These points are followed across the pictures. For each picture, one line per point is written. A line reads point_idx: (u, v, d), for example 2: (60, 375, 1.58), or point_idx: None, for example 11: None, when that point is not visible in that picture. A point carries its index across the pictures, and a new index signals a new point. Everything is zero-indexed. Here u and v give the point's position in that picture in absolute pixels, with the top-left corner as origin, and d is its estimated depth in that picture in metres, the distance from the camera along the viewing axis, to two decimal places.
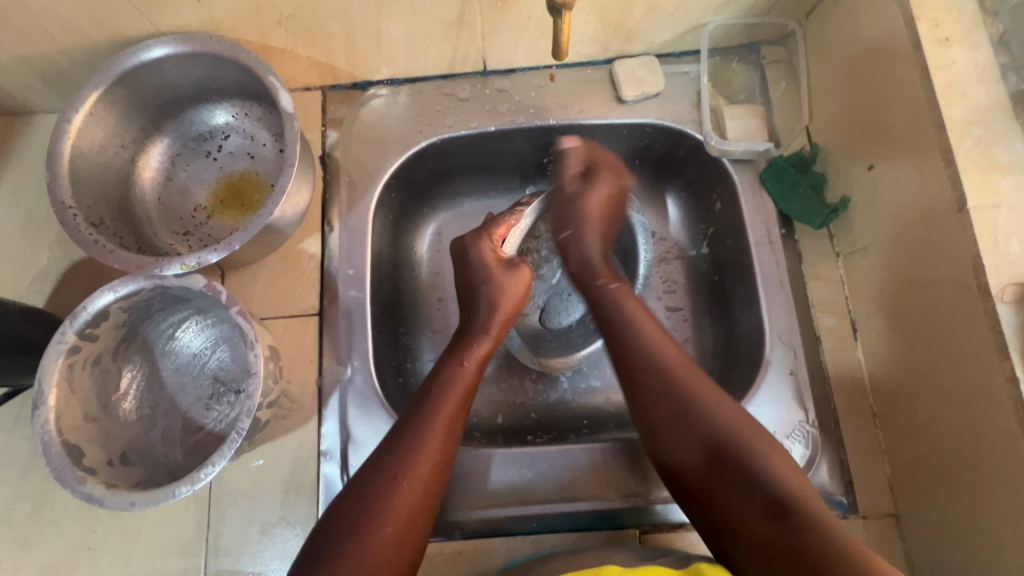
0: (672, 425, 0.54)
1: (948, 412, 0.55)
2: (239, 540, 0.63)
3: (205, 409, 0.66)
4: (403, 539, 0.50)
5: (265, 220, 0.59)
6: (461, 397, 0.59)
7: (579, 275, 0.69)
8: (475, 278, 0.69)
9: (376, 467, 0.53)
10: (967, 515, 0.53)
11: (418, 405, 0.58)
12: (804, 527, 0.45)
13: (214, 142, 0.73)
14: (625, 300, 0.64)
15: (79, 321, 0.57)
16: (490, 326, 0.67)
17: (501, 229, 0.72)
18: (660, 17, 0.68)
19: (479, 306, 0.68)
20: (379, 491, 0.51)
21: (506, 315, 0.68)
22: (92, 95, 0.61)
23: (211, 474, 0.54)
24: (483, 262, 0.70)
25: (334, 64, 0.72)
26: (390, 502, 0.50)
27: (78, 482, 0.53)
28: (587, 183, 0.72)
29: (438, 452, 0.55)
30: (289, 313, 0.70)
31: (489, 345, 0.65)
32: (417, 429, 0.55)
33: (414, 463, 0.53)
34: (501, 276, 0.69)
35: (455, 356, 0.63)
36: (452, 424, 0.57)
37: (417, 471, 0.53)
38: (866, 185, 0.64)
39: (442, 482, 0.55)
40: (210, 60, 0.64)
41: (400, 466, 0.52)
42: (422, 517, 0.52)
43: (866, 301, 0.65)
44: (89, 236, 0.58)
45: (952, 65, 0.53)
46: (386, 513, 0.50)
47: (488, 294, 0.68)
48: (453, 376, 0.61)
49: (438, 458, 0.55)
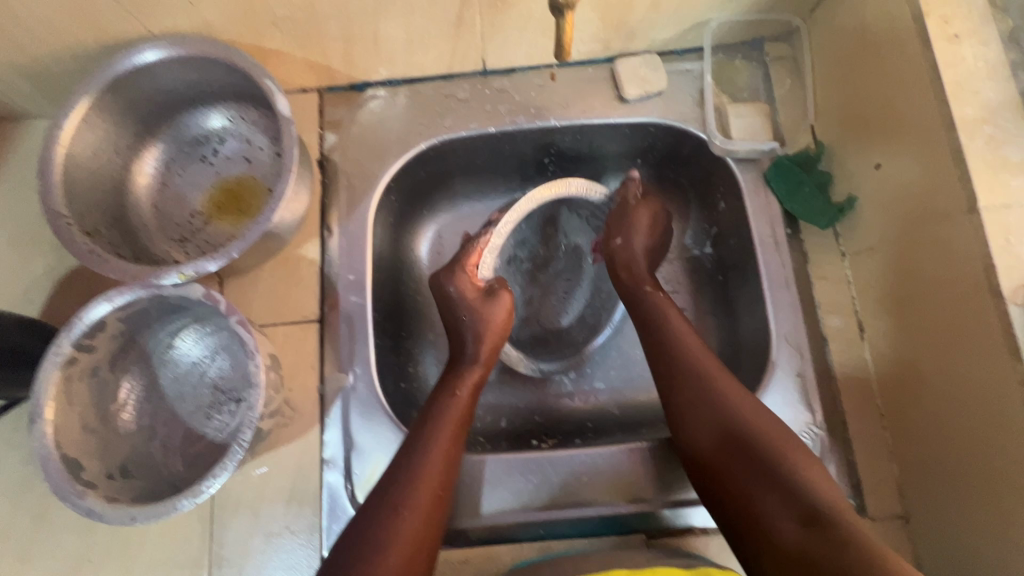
0: (708, 436, 0.54)
1: (959, 415, 0.54)
2: (243, 550, 0.63)
3: (206, 418, 0.65)
4: (408, 568, 0.49)
5: (263, 227, 0.58)
6: (456, 423, 0.59)
7: (626, 276, 0.69)
8: (456, 311, 0.69)
9: (377, 500, 0.52)
10: (979, 519, 0.53)
11: (418, 433, 0.58)
12: (843, 538, 0.43)
13: (209, 146, 0.72)
14: (667, 308, 0.64)
15: (76, 333, 0.56)
16: (479, 351, 0.66)
17: (473, 259, 0.70)
18: (663, 14, 0.67)
19: (467, 338, 0.67)
20: (383, 519, 0.50)
21: (491, 343, 0.67)
22: (84, 101, 0.59)
23: (213, 487, 0.53)
24: (461, 295, 0.69)
25: (331, 66, 0.70)
26: (392, 531, 0.50)
27: (78, 497, 0.52)
28: (622, 189, 0.72)
29: (436, 483, 0.54)
30: (289, 320, 0.69)
31: (479, 374, 0.65)
32: (413, 459, 0.55)
33: (414, 494, 0.52)
34: (482, 305, 0.68)
35: (445, 387, 0.63)
36: (450, 451, 0.57)
37: (418, 501, 0.52)
38: (873, 184, 0.63)
39: (442, 513, 0.54)
40: (204, 63, 0.63)
41: (400, 498, 0.52)
42: (425, 547, 0.51)
43: (873, 302, 0.64)
44: (84, 246, 0.57)
45: (962, 62, 0.52)
46: (388, 543, 0.49)
47: (471, 324, 0.68)
48: (445, 404, 0.60)
49: (436, 489, 0.54)
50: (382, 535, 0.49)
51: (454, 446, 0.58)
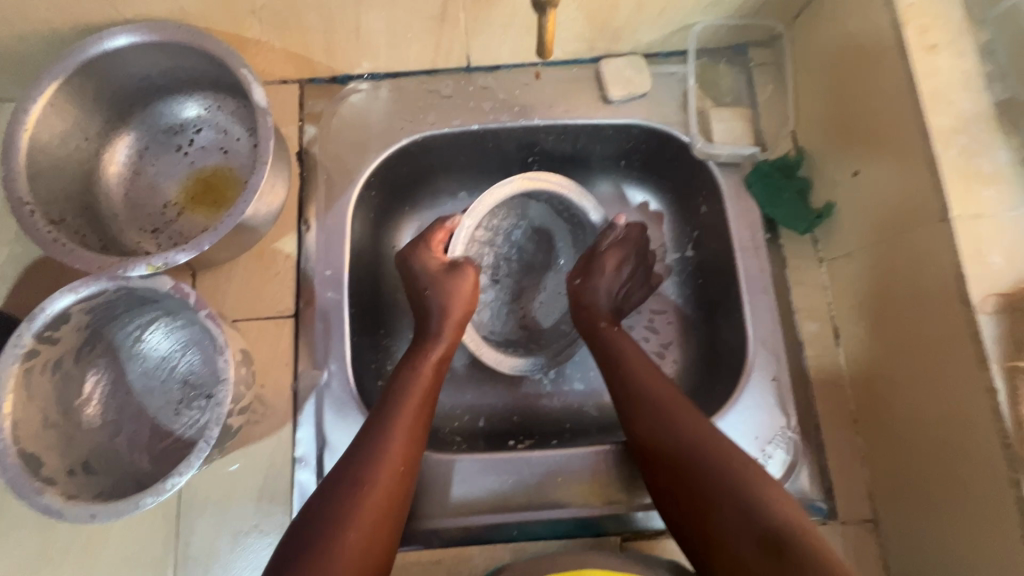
0: (657, 445, 0.56)
1: (928, 420, 0.55)
2: (209, 550, 0.61)
3: (174, 414, 0.64)
4: (372, 545, 0.50)
5: (236, 219, 0.57)
6: (421, 403, 0.59)
7: (584, 321, 0.69)
8: (421, 284, 0.68)
9: (339, 475, 0.53)
10: (948, 525, 0.53)
11: (376, 412, 0.58)
12: (802, 559, 0.44)
13: (185, 135, 0.70)
14: (621, 343, 0.65)
15: (37, 324, 0.54)
16: (443, 329, 0.66)
17: (438, 236, 0.70)
18: (648, 16, 0.67)
19: (431, 311, 0.67)
20: (343, 499, 0.50)
21: (457, 321, 0.66)
22: (51, 85, 0.57)
23: (177, 484, 0.51)
24: (426, 270, 0.68)
25: (312, 57, 0.69)
26: (358, 506, 0.50)
27: (35, 494, 0.50)
28: (609, 248, 0.70)
29: (400, 457, 0.55)
30: (263, 316, 0.67)
31: (444, 349, 0.65)
32: (376, 433, 0.55)
33: (376, 470, 0.53)
34: (450, 283, 0.67)
35: (410, 362, 0.63)
36: (415, 429, 0.57)
37: (380, 477, 0.53)
38: (851, 192, 0.63)
39: (408, 486, 0.55)
40: (179, 50, 0.61)
41: (364, 471, 0.52)
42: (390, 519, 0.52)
43: (848, 308, 0.65)
44: (48, 235, 0.55)
45: (938, 72, 0.53)
46: (353, 517, 0.50)
47: (436, 300, 0.67)
48: (406, 383, 0.60)
49: (401, 461, 0.55)
50: (348, 511, 0.50)
51: (420, 421, 0.58)
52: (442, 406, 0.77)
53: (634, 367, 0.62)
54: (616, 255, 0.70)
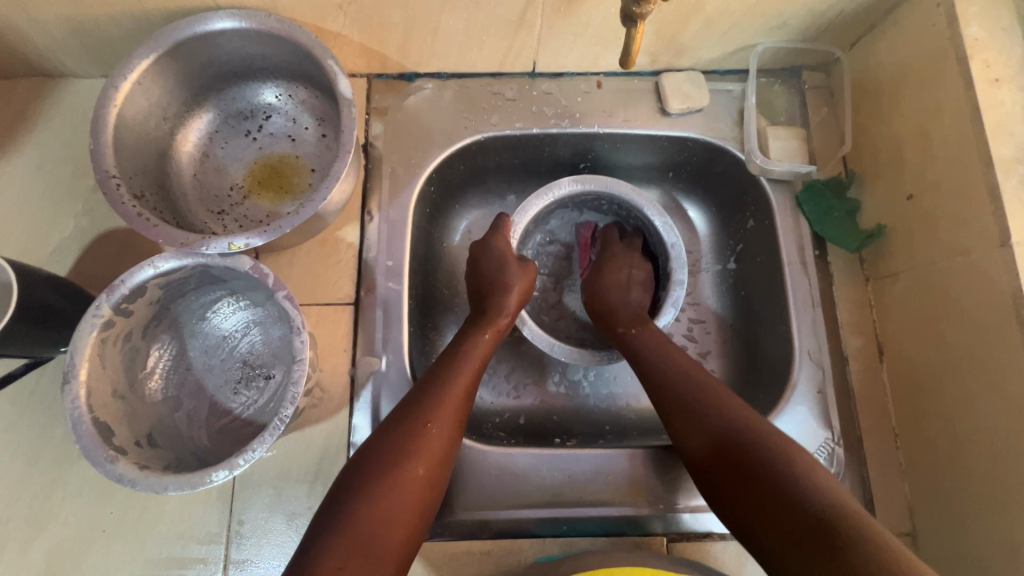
0: (701, 443, 0.55)
1: (977, 437, 0.57)
2: (263, 528, 0.62)
3: (233, 393, 0.64)
4: (428, 484, 0.54)
5: (316, 205, 0.58)
6: (478, 364, 0.63)
7: (600, 316, 0.72)
8: (493, 267, 0.71)
9: (401, 419, 0.56)
10: (991, 538, 0.55)
11: (441, 367, 0.62)
12: None
13: (255, 121, 0.72)
14: (665, 343, 0.65)
15: (116, 295, 0.55)
16: (506, 302, 0.69)
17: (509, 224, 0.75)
18: (714, 35, 0.70)
19: (494, 285, 0.70)
20: (409, 440, 0.54)
21: (520, 297, 0.70)
22: (142, 64, 0.59)
23: (250, 460, 0.52)
24: (500, 255, 0.72)
25: (385, 53, 0.71)
26: (420, 447, 0.54)
27: (110, 462, 0.51)
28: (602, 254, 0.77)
29: (456, 407, 0.59)
30: (323, 302, 0.68)
31: (508, 322, 0.68)
32: (438, 387, 0.59)
33: (440, 419, 0.57)
34: (517, 269, 0.72)
35: (475, 328, 0.67)
36: (470, 384, 0.62)
37: (443, 426, 0.56)
38: (904, 214, 0.65)
39: (460, 433, 0.59)
40: (265, 38, 0.63)
41: (427, 416, 0.56)
42: (445, 462, 0.56)
43: (895, 326, 0.67)
44: (133, 209, 0.56)
45: (1001, 105, 0.55)
46: (416, 457, 0.54)
47: (505, 277, 0.71)
48: (471, 346, 0.64)
49: (458, 412, 0.59)
50: (411, 451, 0.54)
51: (476, 378, 0.63)
52: (485, 401, 0.78)
53: (667, 368, 0.62)
54: (619, 261, 0.75)
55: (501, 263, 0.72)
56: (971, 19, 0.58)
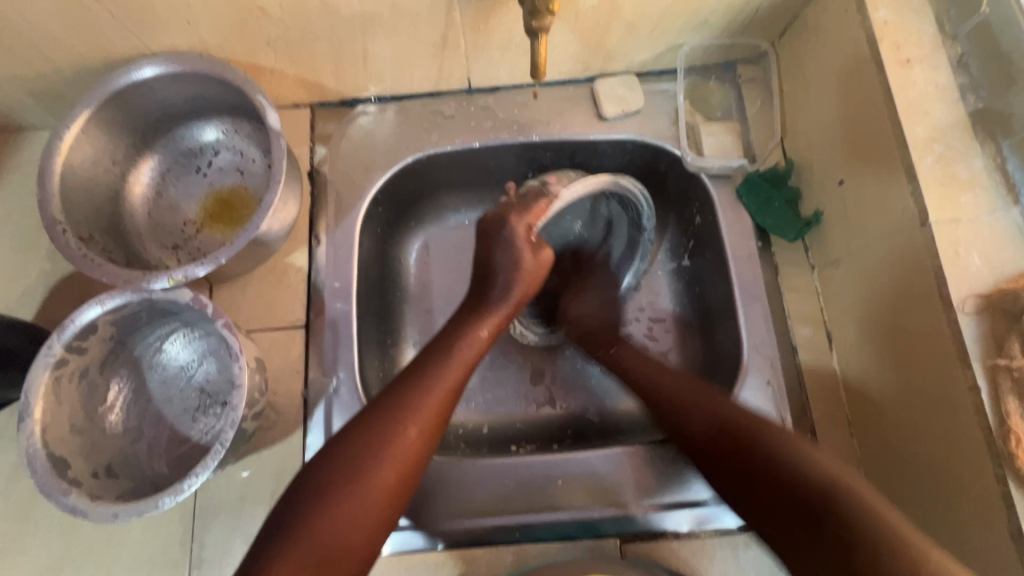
0: (702, 431, 0.56)
1: (916, 419, 0.56)
2: (222, 552, 0.64)
3: (191, 421, 0.67)
4: (394, 493, 0.51)
5: (251, 234, 0.61)
6: (470, 361, 0.59)
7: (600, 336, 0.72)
8: (505, 259, 0.65)
9: (379, 418, 0.53)
10: (940, 522, 0.54)
11: (429, 361, 0.58)
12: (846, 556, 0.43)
13: (204, 157, 0.75)
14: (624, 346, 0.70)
15: (67, 334, 0.58)
16: (510, 293, 0.65)
17: (541, 209, 0.65)
18: (638, 37, 0.71)
19: (497, 279, 0.66)
20: (385, 440, 0.51)
21: (524, 294, 0.66)
22: (83, 113, 0.62)
23: (194, 485, 0.54)
24: (515, 242, 0.65)
25: (322, 83, 0.74)
26: (391, 454, 0.51)
27: (62, 494, 0.54)
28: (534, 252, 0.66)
29: (439, 411, 0.55)
30: (276, 326, 0.71)
31: (507, 313, 0.65)
32: (426, 385, 0.55)
33: (420, 417, 0.53)
34: (531, 260, 0.66)
35: (473, 318, 0.63)
36: (459, 385, 0.58)
37: (424, 426, 0.53)
38: (837, 199, 0.66)
39: (438, 438, 0.55)
40: (200, 79, 0.66)
41: (404, 419, 0.53)
42: (417, 468, 0.53)
43: (840, 312, 0.66)
44: (79, 251, 0.59)
45: (913, 85, 0.56)
46: (385, 464, 0.50)
47: (514, 273, 0.65)
48: (467, 342, 0.60)
49: (440, 414, 0.55)
50: (381, 457, 0.50)
51: (465, 378, 0.58)
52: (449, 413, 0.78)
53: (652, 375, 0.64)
54: (542, 257, 0.67)
55: (515, 259, 0.65)
56: (878, 3, 0.58)
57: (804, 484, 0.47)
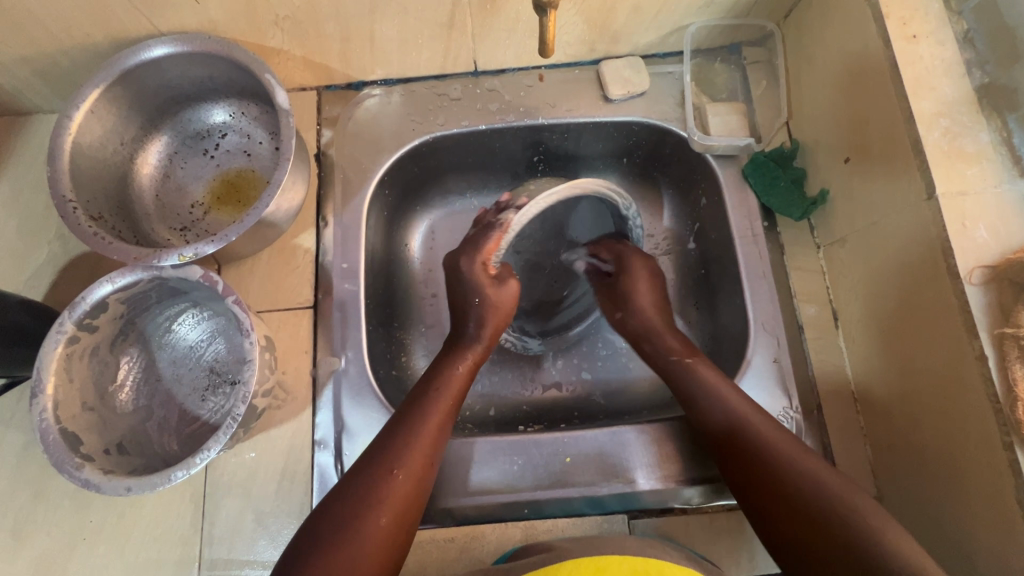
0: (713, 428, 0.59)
1: (923, 392, 0.56)
2: (234, 529, 0.64)
3: (201, 400, 0.67)
4: (393, 535, 0.51)
5: (260, 213, 0.61)
6: (451, 400, 0.61)
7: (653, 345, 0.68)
8: (468, 297, 0.68)
9: (367, 467, 0.54)
10: (947, 493, 0.54)
11: (415, 403, 0.60)
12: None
13: (211, 140, 0.75)
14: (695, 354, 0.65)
15: (78, 312, 0.58)
16: (482, 331, 0.67)
17: (491, 246, 0.66)
18: (645, 18, 0.71)
19: (469, 319, 0.68)
20: (376, 483, 0.52)
21: (495, 328, 0.68)
22: (93, 93, 0.63)
23: (207, 459, 0.55)
24: (473, 280, 0.67)
25: (329, 65, 0.74)
26: (384, 496, 0.52)
27: (76, 468, 0.54)
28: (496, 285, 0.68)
29: (427, 451, 0.56)
30: (284, 306, 0.71)
31: (483, 352, 0.67)
32: (410, 425, 0.57)
33: (409, 458, 0.55)
34: (493, 294, 0.68)
35: (449, 362, 0.65)
36: (446, 424, 0.59)
37: (411, 466, 0.55)
38: (843, 178, 0.66)
39: (429, 477, 0.56)
40: (208, 60, 0.66)
41: (392, 461, 0.54)
42: (412, 509, 0.53)
43: (846, 290, 0.67)
44: (89, 229, 0.59)
45: (920, 60, 0.56)
46: (378, 505, 0.51)
47: (480, 312, 0.68)
48: (447, 380, 0.62)
49: (429, 455, 0.56)
50: (374, 499, 0.51)
51: (451, 417, 0.60)
52: None
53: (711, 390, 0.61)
54: (508, 287, 0.69)
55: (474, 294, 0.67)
56: None
57: (832, 521, 0.49)
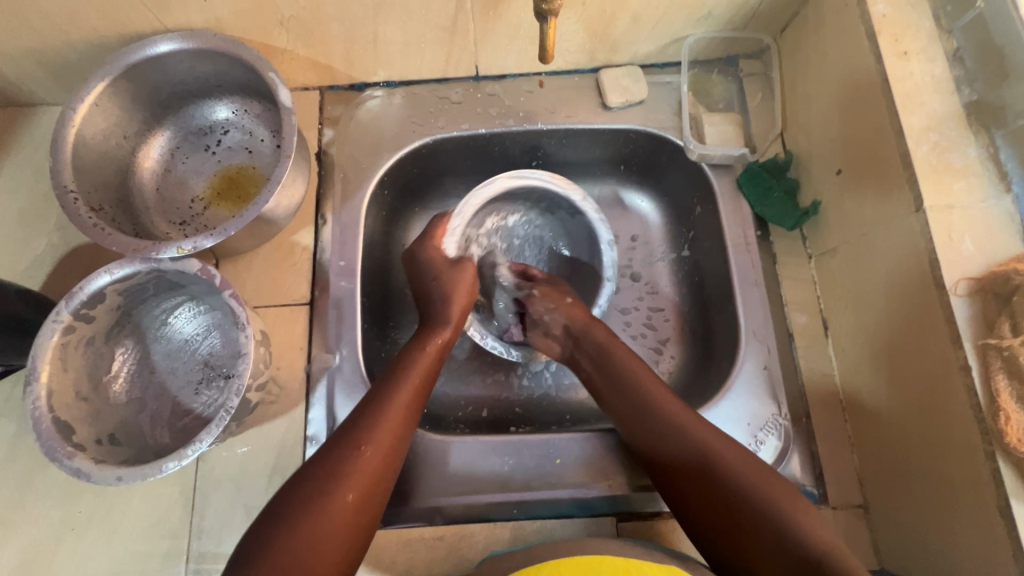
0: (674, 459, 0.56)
1: (908, 401, 0.57)
2: (223, 524, 0.64)
3: (194, 393, 0.67)
4: (360, 510, 0.50)
5: (259, 208, 0.62)
6: (420, 378, 0.60)
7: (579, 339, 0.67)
8: (427, 277, 0.68)
9: (334, 442, 0.53)
10: (930, 502, 0.55)
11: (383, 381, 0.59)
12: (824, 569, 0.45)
13: (213, 136, 0.76)
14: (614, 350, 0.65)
15: (75, 302, 0.59)
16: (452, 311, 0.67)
17: (440, 230, 0.71)
18: (643, 29, 0.72)
19: (434, 299, 0.67)
20: (342, 458, 0.51)
21: (461, 308, 0.67)
22: (98, 86, 0.64)
23: (198, 451, 0.55)
24: (432, 263, 0.68)
25: (332, 65, 0.75)
26: (350, 470, 0.51)
27: (67, 457, 0.54)
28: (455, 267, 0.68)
29: (397, 425, 0.56)
30: (280, 303, 0.72)
31: (452, 331, 0.66)
32: (379, 402, 0.56)
33: (376, 434, 0.54)
34: (450, 274, 0.67)
35: (416, 343, 0.64)
36: (414, 402, 0.58)
37: (380, 442, 0.54)
38: (835, 190, 0.67)
39: (398, 453, 0.55)
40: (212, 57, 0.67)
41: (361, 437, 0.53)
42: (379, 484, 0.53)
43: (836, 301, 0.68)
44: (89, 220, 0.60)
45: (910, 76, 0.57)
46: (345, 481, 0.50)
47: (442, 290, 0.67)
48: (414, 359, 0.62)
49: (399, 429, 0.56)
50: (338, 473, 0.50)
51: (419, 395, 0.59)
52: (447, 395, 0.78)
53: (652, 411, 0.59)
54: (465, 270, 0.68)
55: (432, 273, 0.68)
56: None
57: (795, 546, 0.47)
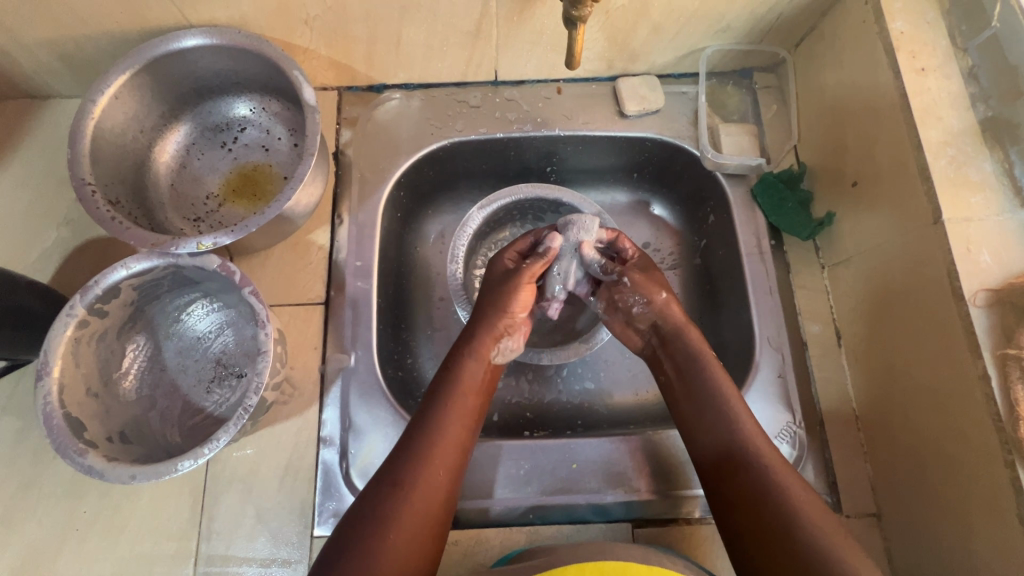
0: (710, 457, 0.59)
1: (925, 411, 0.58)
2: (233, 525, 0.63)
3: (206, 392, 0.66)
4: (414, 552, 0.50)
5: (281, 206, 0.61)
6: (465, 411, 0.60)
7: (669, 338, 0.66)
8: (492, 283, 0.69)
9: (379, 484, 0.53)
10: (946, 512, 0.55)
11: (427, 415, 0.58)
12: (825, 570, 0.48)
13: (230, 133, 0.75)
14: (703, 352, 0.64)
15: (90, 296, 0.58)
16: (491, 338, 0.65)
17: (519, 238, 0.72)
18: (663, 40, 0.73)
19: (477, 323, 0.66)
20: (390, 500, 0.51)
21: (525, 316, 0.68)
22: (119, 79, 0.63)
23: (215, 449, 0.54)
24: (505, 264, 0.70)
25: (353, 66, 0.75)
26: (398, 512, 0.51)
27: (79, 454, 0.53)
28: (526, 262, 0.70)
29: (446, 464, 0.55)
30: (295, 302, 0.71)
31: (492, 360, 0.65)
32: (423, 440, 0.56)
33: (422, 473, 0.54)
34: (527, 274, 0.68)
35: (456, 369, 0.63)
36: (458, 437, 0.58)
37: (426, 481, 0.53)
38: (850, 201, 0.68)
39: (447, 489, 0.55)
40: (235, 53, 0.67)
41: (406, 476, 0.53)
42: (431, 524, 0.52)
43: (849, 310, 0.69)
44: (107, 214, 0.59)
45: (928, 91, 0.59)
46: (394, 523, 0.50)
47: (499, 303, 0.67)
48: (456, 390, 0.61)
49: (445, 467, 0.55)
50: (390, 518, 0.50)
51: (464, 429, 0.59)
52: None
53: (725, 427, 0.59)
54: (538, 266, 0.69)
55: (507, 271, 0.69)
56: (896, 15, 0.62)
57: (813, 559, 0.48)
